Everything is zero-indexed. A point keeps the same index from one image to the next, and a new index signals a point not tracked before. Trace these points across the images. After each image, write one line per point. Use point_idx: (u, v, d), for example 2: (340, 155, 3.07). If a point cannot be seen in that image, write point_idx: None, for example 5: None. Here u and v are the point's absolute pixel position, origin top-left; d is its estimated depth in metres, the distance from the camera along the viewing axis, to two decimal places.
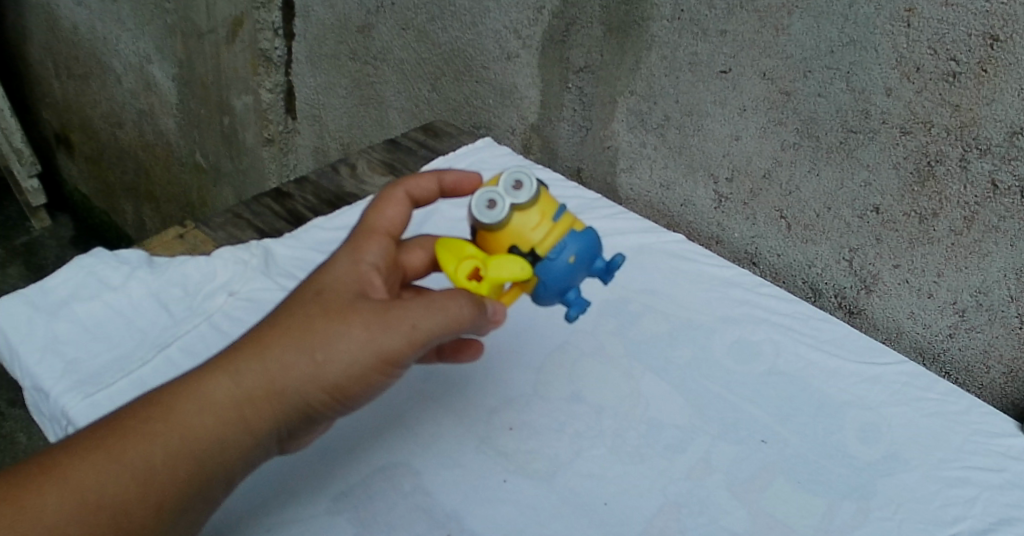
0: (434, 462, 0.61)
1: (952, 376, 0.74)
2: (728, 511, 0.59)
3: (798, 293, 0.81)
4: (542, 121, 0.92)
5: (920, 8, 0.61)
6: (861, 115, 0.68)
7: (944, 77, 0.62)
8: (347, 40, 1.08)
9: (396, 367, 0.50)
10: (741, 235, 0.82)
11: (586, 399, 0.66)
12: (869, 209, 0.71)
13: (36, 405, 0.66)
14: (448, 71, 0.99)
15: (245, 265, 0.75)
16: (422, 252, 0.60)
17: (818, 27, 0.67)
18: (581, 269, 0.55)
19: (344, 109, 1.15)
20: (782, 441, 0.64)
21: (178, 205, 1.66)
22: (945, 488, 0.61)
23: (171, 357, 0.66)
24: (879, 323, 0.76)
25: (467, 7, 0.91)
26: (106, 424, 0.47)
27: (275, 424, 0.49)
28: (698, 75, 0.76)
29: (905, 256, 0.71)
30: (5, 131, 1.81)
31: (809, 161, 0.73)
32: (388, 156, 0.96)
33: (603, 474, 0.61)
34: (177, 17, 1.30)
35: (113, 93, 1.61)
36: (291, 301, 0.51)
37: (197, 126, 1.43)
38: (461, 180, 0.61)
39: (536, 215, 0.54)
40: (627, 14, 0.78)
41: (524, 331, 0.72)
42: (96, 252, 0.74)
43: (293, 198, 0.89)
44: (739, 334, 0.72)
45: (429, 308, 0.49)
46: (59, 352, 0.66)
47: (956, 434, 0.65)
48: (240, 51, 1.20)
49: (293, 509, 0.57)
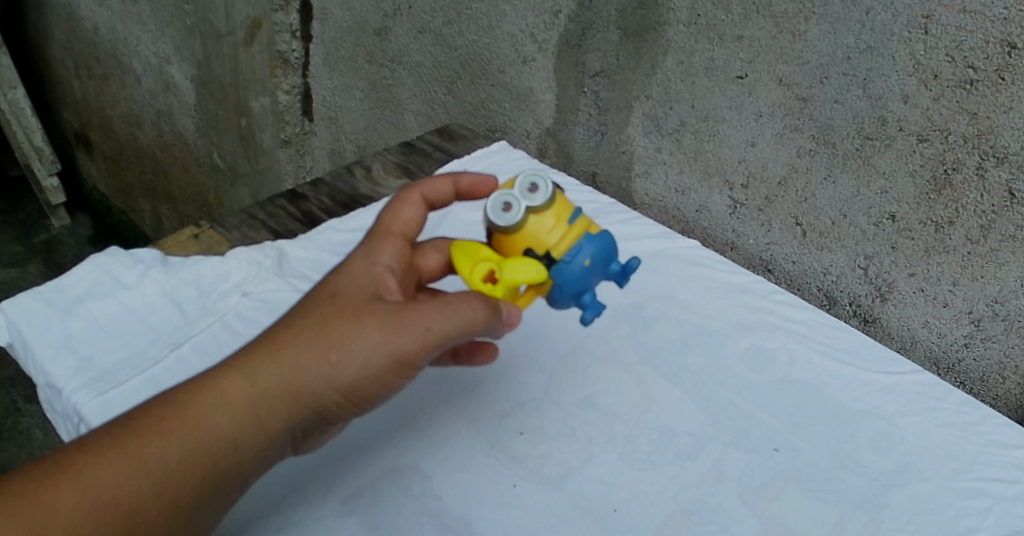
0: (444, 466, 0.61)
1: (966, 386, 0.74)
2: (739, 519, 0.59)
3: (813, 300, 0.80)
4: (558, 125, 0.92)
5: (938, 15, 0.61)
6: (878, 122, 0.67)
7: (961, 84, 0.62)
8: (365, 42, 1.08)
9: (411, 369, 0.50)
10: (756, 242, 0.81)
11: (597, 404, 0.66)
12: (885, 216, 0.71)
13: (51, 402, 0.67)
14: (464, 75, 0.99)
15: (260, 265, 0.75)
16: (436, 255, 0.60)
17: (835, 33, 0.66)
18: (596, 272, 0.55)
19: (360, 111, 1.15)
20: (795, 450, 0.64)
21: (195, 205, 1.68)
22: (958, 500, 0.60)
23: (183, 356, 0.66)
24: (894, 331, 0.76)
25: (484, 11, 0.92)
26: (121, 423, 0.47)
27: (291, 424, 0.49)
28: (714, 80, 0.76)
29: (921, 265, 0.71)
30: (25, 129, 1.84)
31: (825, 168, 0.72)
32: (403, 159, 0.96)
33: (613, 481, 0.61)
34: (196, 19, 1.31)
35: (132, 93, 1.63)
36: (306, 302, 0.52)
37: (214, 127, 1.44)
38: (477, 183, 0.61)
39: (551, 218, 0.54)
40: (644, 19, 0.78)
41: (536, 335, 0.72)
42: (112, 251, 0.75)
43: (308, 200, 0.89)
44: (753, 341, 0.72)
45: (445, 310, 0.50)
46: (73, 350, 0.66)
47: (970, 445, 0.64)
48: (258, 53, 1.21)
49: (303, 509, 0.58)
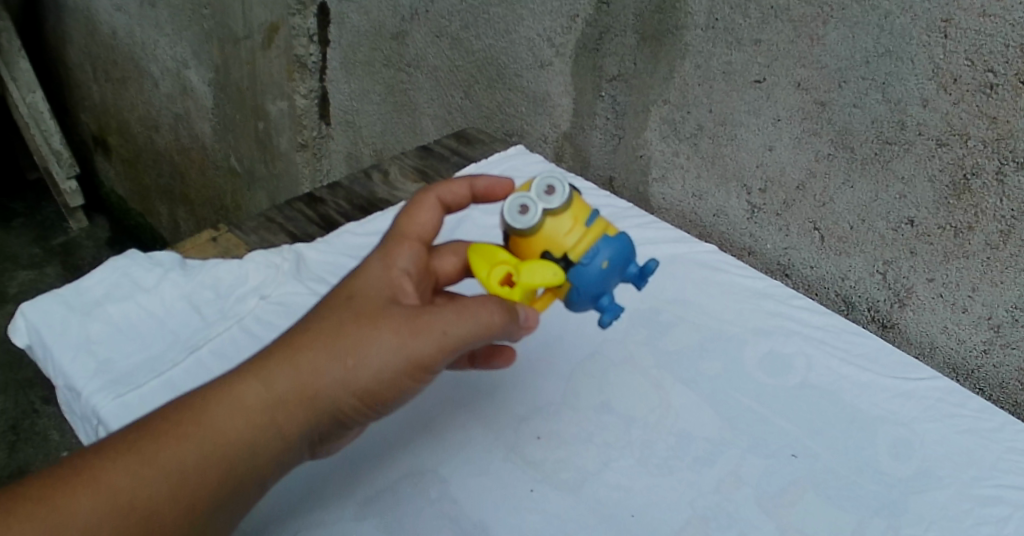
0: (462, 470, 0.61)
1: (986, 393, 0.73)
2: (757, 525, 0.59)
3: (831, 305, 0.80)
4: (575, 129, 0.92)
5: (957, 19, 0.61)
6: (897, 126, 0.67)
7: (981, 88, 0.62)
8: (382, 47, 1.09)
9: (428, 373, 0.50)
10: (774, 247, 0.81)
11: (614, 409, 0.66)
12: (904, 221, 0.70)
13: (69, 404, 0.67)
14: (481, 79, 0.99)
15: (277, 269, 0.76)
16: (453, 258, 0.60)
17: (853, 37, 0.66)
18: (614, 274, 0.55)
19: (377, 115, 1.16)
20: (812, 456, 0.63)
21: (212, 208, 1.69)
22: (977, 507, 0.60)
23: (202, 358, 0.67)
24: (912, 337, 0.75)
25: (501, 15, 0.92)
26: (139, 427, 0.48)
27: (307, 427, 0.49)
28: (732, 84, 0.75)
29: (939, 270, 0.70)
30: (44, 132, 1.86)
31: (843, 173, 0.72)
32: (420, 163, 0.96)
33: (630, 486, 0.60)
34: (214, 23, 1.32)
35: (150, 97, 1.64)
36: (323, 306, 0.52)
37: (231, 130, 1.45)
38: (493, 186, 0.61)
39: (568, 220, 0.54)
40: (662, 23, 0.78)
41: (553, 339, 0.72)
42: (130, 253, 0.76)
43: (325, 203, 0.90)
44: (771, 347, 0.72)
45: (461, 314, 0.50)
46: (92, 352, 0.67)
47: (990, 452, 0.64)
48: (276, 57, 1.22)
49: (319, 512, 0.58)
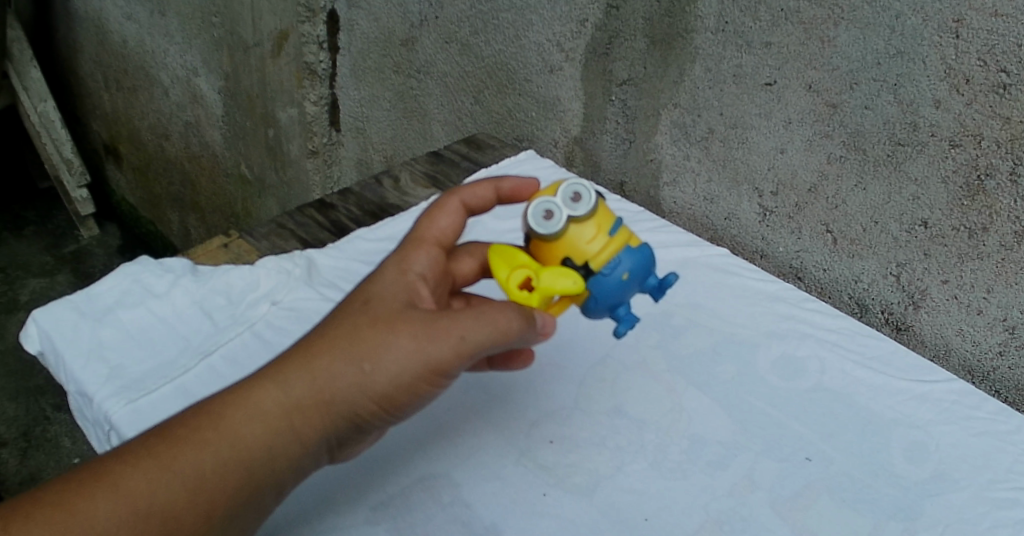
0: (475, 475, 0.61)
1: (1002, 395, 0.73)
2: (772, 528, 0.58)
3: (844, 308, 0.80)
4: (585, 134, 0.93)
5: (969, 19, 0.61)
6: (909, 127, 0.67)
7: (994, 88, 0.61)
8: (392, 53, 1.09)
9: (445, 377, 0.50)
10: (786, 250, 0.81)
11: (628, 413, 0.66)
12: (918, 223, 0.70)
13: (82, 410, 0.67)
14: (491, 84, 1.00)
15: (289, 274, 0.76)
16: (470, 260, 0.60)
17: (864, 38, 0.66)
18: (633, 285, 0.54)
19: (387, 121, 1.16)
20: (826, 459, 0.63)
21: (223, 216, 1.69)
22: (995, 510, 0.60)
23: (214, 364, 0.67)
24: (927, 339, 0.75)
25: (511, 21, 0.92)
26: (159, 433, 0.48)
27: (325, 432, 0.49)
28: (743, 87, 0.75)
29: (954, 272, 0.70)
30: (55, 141, 1.87)
31: (855, 175, 0.72)
32: (430, 168, 0.97)
33: (644, 490, 0.60)
34: (225, 32, 1.32)
35: (160, 105, 1.65)
36: (339, 310, 0.52)
37: (242, 138, 1.45)
38: (519, 188, 0.60)
39: (591, 228, 0.53)
40: (672, 26, 0.78)
41: (566, 344, 0.72)
42: (142, 259, 0.76)
43: (336, 209, 0.90)
44: (784, 349, 0.71)
45: (478, 320, 0.49)
46: (104, 358, 0.67)
47: (1005, 455, 0.63)
48: (286, 64, 1.23)
49: (333, 517, 0.58)
